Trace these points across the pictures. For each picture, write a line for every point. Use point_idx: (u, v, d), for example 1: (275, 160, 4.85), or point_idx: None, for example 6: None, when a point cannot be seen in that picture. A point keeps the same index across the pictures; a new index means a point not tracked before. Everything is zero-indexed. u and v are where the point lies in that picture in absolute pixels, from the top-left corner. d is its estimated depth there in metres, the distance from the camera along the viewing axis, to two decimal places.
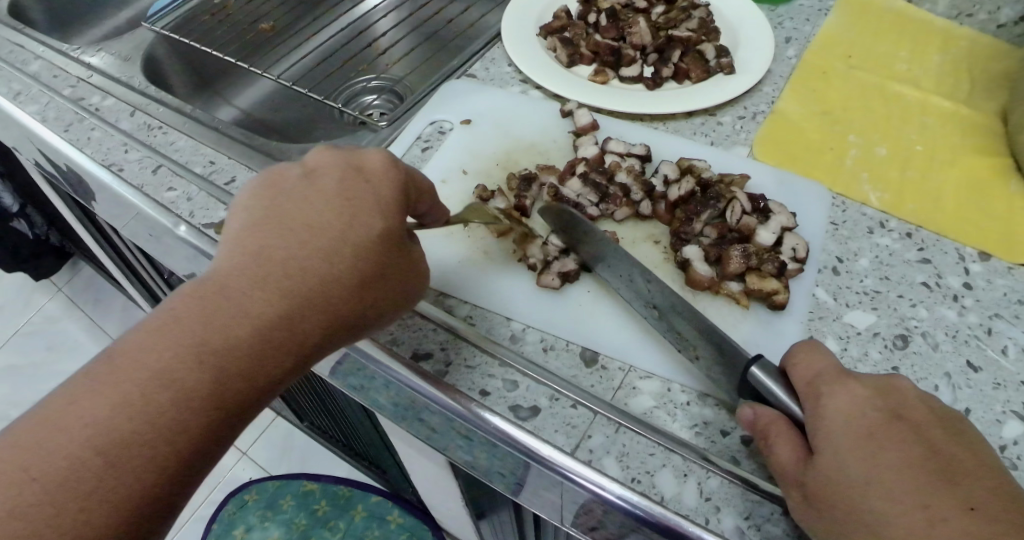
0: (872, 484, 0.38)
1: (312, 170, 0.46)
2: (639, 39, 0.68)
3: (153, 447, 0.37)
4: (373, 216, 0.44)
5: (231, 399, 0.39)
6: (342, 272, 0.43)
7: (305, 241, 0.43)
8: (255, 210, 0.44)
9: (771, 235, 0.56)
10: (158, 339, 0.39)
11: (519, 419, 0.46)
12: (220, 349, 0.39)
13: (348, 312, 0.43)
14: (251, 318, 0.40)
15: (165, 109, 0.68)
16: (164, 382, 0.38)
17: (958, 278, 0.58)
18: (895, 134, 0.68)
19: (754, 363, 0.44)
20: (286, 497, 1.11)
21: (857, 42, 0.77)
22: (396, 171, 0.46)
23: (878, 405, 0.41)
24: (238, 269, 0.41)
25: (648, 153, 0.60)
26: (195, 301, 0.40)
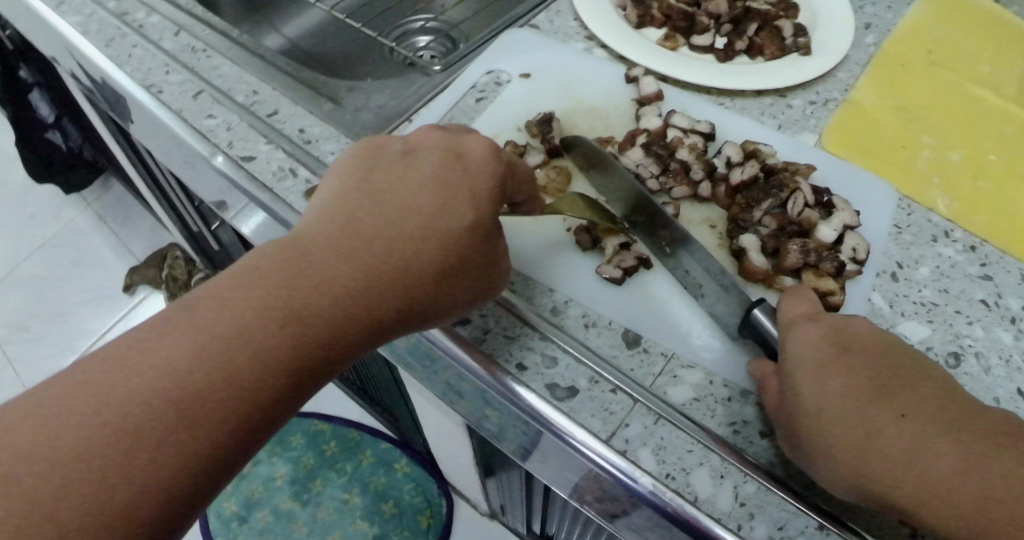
0: (839, 415, 0.39)
1: (412, 150, 0.45)
2: (715, 7, 0.64)
3: (227, 403, 0.35)
4: (465, 203, 0.43)
5: (306, 369, 0.38)
6: (431, 252, 0.41)
7: (396, 219, 0.42)
8: (348, 182, 0.43)
9: (833, 232, 0.53)
10: (243, 295, 0.37)
11: (556, 399, 0.44)
12: (304, 315, 0.38)
13: (432, 295, 0.42)
14: (336, 287, 0.39)
15: (210, 32, 0.65)
16: (244, 340, 0.36)
17: (1018, 300, 0.55)
18: (972, 140, 0.64)
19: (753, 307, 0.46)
20: (296, 435, 1.14)
21: (939, 35, 0.72)
22: (497, 161, 0.45)
23: (830, 337, 0.43)
24: (328, 237, 0.40)
25: (712, 132, 0.57)
26: (282, 261, 0.39)
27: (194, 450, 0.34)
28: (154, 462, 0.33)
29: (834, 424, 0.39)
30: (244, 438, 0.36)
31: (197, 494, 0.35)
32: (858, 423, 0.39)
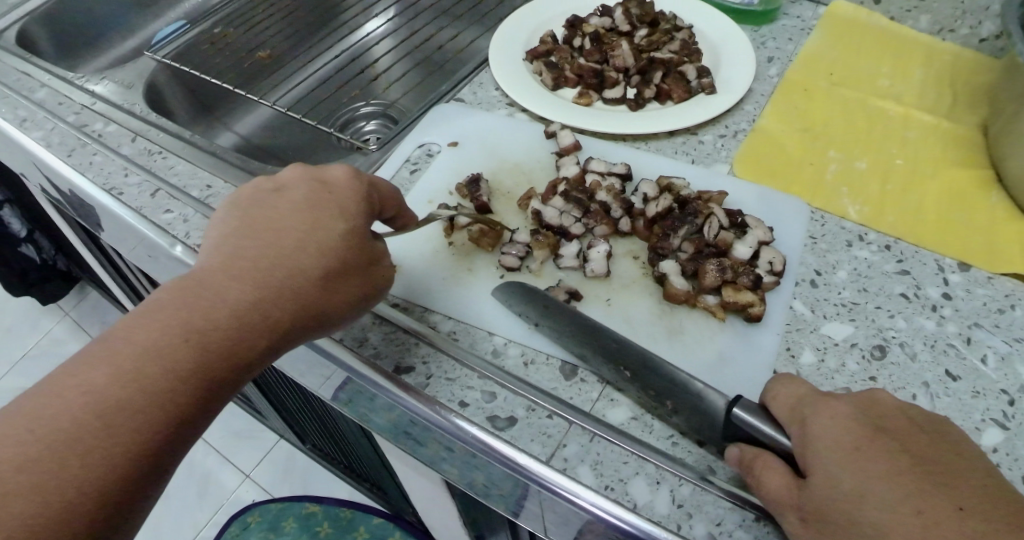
0: (863, 502, 0.38)
1: (282, 185, 0.50)
2: (622, 61, 0.70)
3: (139, 423, 0.40)
4: (336, 220, 0.48)
5: (213, 378, 0.43)
6: (314, 265, 0.47)
7: (276, 241, 0.47)
8: (230, 219, 0.48)
9: (748, 249, 0.57)
10: (146, 327, 0.42)
11: (496, 429, 0.48)
12: (200, 338, 0.43)
13: (319, 302, 0.47)
14: (230, 308, 0.44)
15: (164, 134, 0.72)
16: (150, 366, 0.41)
17: (936, 289, 0.59)
18: (877, 148, 0.69)
19: (737, 403, 0.44)
20: (288, 519, 1.13)
21: (839, 59, 0.78)
22: (359, 183, 0.50)
23: (858, 420, 0.41)
24: (222, 265, 0.46)
25: (628, 172, 0.62)
26: (177, 294, 0.44)
27: (113, 464, 0.39)
28: (85, 477, 0.39)
29: (851, 512, 0.38)
30: (163, 448, 0.41)
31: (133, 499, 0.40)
32: (879, 509, 0.38)
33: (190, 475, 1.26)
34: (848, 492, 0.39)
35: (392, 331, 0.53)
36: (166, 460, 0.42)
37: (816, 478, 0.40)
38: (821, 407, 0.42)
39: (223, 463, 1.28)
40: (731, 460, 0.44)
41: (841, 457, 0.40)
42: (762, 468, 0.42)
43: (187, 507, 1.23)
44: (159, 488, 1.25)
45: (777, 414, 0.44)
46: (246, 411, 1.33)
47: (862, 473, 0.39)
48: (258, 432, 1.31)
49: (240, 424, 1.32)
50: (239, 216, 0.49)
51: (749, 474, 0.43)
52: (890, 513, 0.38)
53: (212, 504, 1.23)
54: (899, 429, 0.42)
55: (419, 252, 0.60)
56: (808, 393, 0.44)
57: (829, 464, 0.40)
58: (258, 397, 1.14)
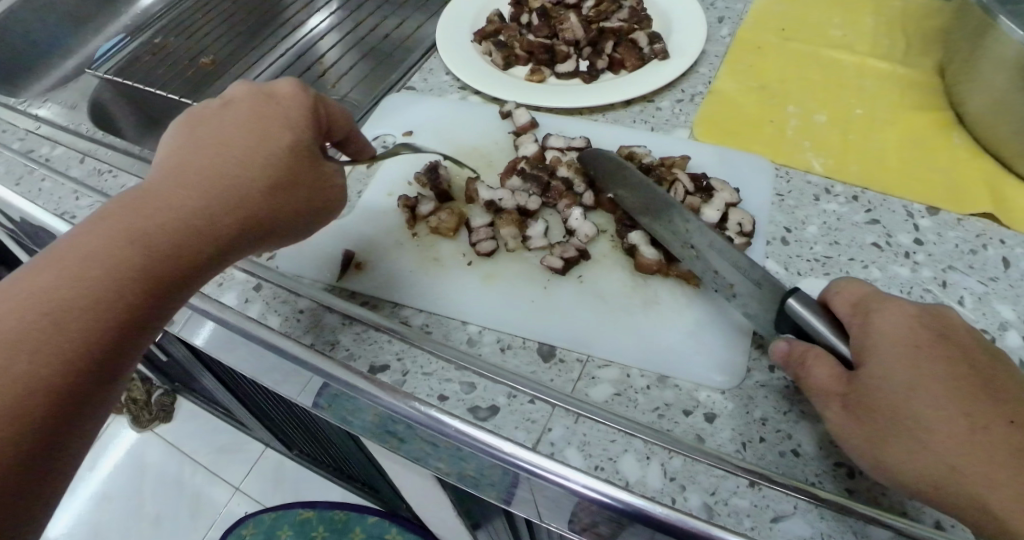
0: (914, 396, 0.39)
1: (228, 99, 0.48)
2: (571, 34, 0.69)
3: (53, 353, 0.38)
4: (281, 132, 0.46)
5: (159, 283, 0.42)
6: (240, 180, 0.45)
7: (221, 150, 0.45)
8: (178, 135, 0.47)
9: (716, 211, 0.56)
10: (65, 247, 0.40)
11: (479, 420, 0.47)
12: (116, 257, 0.40)
13: (261, 208, 0.45)
14: (149, 228, 0.42)
15: (112, 153, 0.71)
16: (53, 288, 0.39)
17: (908, 236, 0.58)
18: (835, 99, 0.68)
19: (791, 294, 0.45)
20: (283, 529, 1.11)
21: (790, 14, 0.77)
22: (306, 96, 0.48)
23: (925, 324, 0.41)
24: (146, 184, 0.44)
25: (588, 145, 0.61)
26: (127, 200, 0.43)
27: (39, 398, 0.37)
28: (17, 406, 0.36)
29: (900, 403, 0.39)
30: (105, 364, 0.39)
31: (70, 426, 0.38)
32: (936, 407, 0.38)
33: (180, 494, 1.23)
34: (901, 386, 0.39)
35: (363, 329, 0.52)
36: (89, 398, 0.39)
37: (871, 372, 0.40)
38: (888, 304, 0.42)
39: (212, 479, 1.25)
40: (778, 353, 0.44)
41: (898, 354, 0.40)
42: (815, 359, 0.42)
43: (178, 527, 1.20)
44: (150, 513, 1.21)
45: (837, 305, 0.44)
46: (229, 425, 1.30)
47: (919, 369, 0.39)
48: (244, 445, 1.28)
49: (225, 439, 1.29)
50: (182, 132, 0.47)
51: (800, 365, 0.43)
52: (942, 413, 0.38)
53: (204, 522, 1.20)
54: (959, 339, 0.41)
55: (386, 250, 0.58)
56: (873, 293, 0.44)
57: (888, 358, 0.40)
58: (239, 410, 1.11)
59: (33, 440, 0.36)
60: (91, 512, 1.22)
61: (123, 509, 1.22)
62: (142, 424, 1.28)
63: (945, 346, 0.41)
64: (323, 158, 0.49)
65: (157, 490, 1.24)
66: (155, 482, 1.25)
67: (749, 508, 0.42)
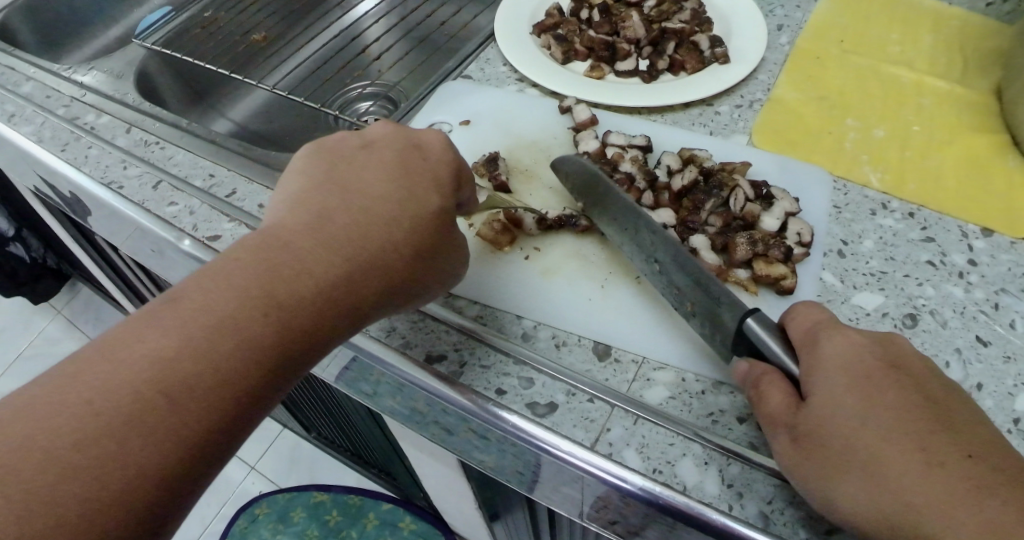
0: (865, 428, 0.38)
1: (371, 143, 0.48)
2: (634, 32, 0.69)
3: (166, 436, 0.35)
4: (430, 192, 0.46)
5: (287, 355, 0.40)
6: (386, 243, 0.44)
7: (365, 208, 0.44)
8: (314, 175, 0.46)
9: (776, 220, 0.57)
10: (188, 303, 0.38)
11: (538, 416, 0.47)
12: (248, 328, 0.38)
13: (401, 276, 0.44)
14: (286, 296, 0.40)
15: (160, 124, 0.71)
16: (176, 359, 0.37)
17: (962, 255, 0.57)
18: (893, 114, 0.68)
19: (750, 316, 0.45)
20: (297, 509, 1.12)
21: (850, 27, 0.77)
22: (453, 156, 0.48)
23: (876, 353, 0.41)
24: (280, 233, 0.42)
25: (648, 144, 0.62)
26: (260, 252, 0.41)
27: (155, 474, 0.35)
28: (126, 484, 0.34)
29: (848, 435, 0.38)
30: (226, 437, 0.38)
31: (180, 500, 0.36)
32: (888, 438, 0.38)
33: None
34: (854, 415, 0.39)
35: (421, 318, 0.52)
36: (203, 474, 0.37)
37: (818, 399, 0.40)
38: (837, 333, 0.42)
39: None
40: (739, 374, 0.44)
41: (849, 386, 0.40)
42: (766, 386, 0.42)
43: None
44: None
45: (791, 335, 0.44)
46: None
47: (870, 399, 0.39)
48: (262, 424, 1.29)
49: None
50: (321, 176, 0.46)
51: (754, 391, 0.43)
52: (893, 445, 0.37)
53: (218, 499, 1.21)
54: (914, 371, 0.41)
55: None
56: (825, 319, 0.43)
57: (837, 387, 0.40)
58: None
59: (144, 515, 0.35)
60: None
61: None
62: None
63: (899, 377, 0.40)
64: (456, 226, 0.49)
65: None
66: None
67: (805, 520, 0.42)
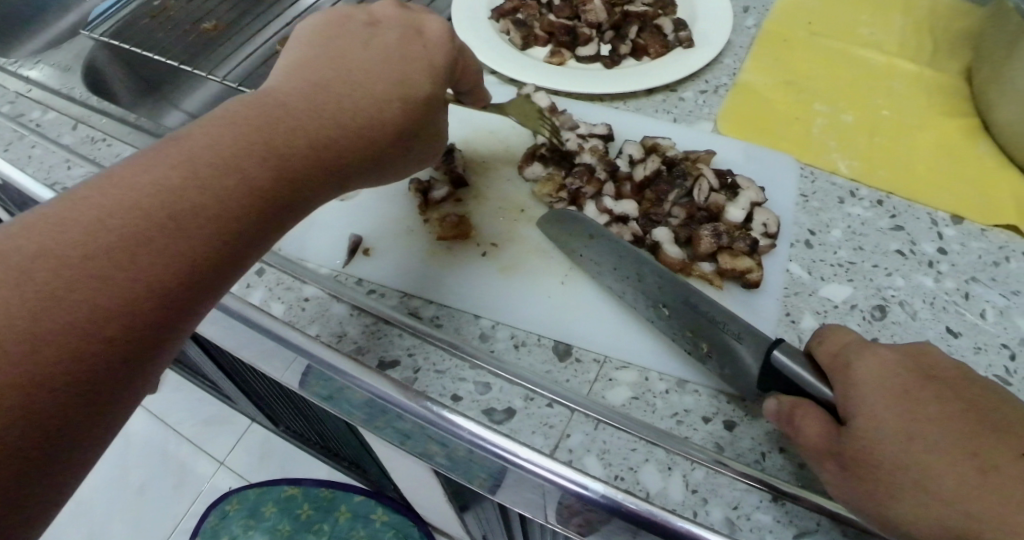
0: (915, 449, 0.36)
1: (377, 22, 0.48)
2: (594, 16, 0.66)
3: (152, 263, 0.35)
4: (424, 77, 0.46)
5: (272, 203, 0.39)
6: (375, 114, 0.44)
7: (359, 81, 0.44)
8: (313, 49, 0.46)
9: (741, 211, 0.55)
10: (191, 143, 0.39)
11: (495, 423, 0.45)
12: (238, 168, 0.38)
13: (383, 145, 0.44)
14: (280, 142, 0.40)
15: (107, 120, 0.67)
16: (186, 186, 0.37)
17: (932, 244, 0.56)
18: (862, 98, 0.66)
19: (776, 346, 0.42)
20: (268, 504, 1.10)
21: (817, 8, 0.75)
22: (451, 44, 0.48)
23: (907, 365, 0.40)
24: (275, 93, 0.42)
25: (610, 133, 0.60)
26: (257, 109, 0.41)
27: (128, 311, 0.34)
28: (91, 316, 0.33)
29: (901, 462, 0.36)
30: (208, 280, 0.37)
31: (161, 345, 0.35)
32: (935, 456, 0.36)
33: (165, 467, 1.21)
34: (902, 439, 0.37)
35: (372, 322, 0.50)
36: (181, 322, 0.36)
37: (860, 422, 0.38)
38: (866, 351, 0.40)
39: (199, 454, 1.22)
40: (768, 413, 0.41)
41: (887, 405, 0.38)
42: (802, 418, 0.40)
43: (164, 500, 1.18)
44: (134, 485, 1.19)
45: (817, 357, 0.41)
46: (216, 398, 1.26)
47: (914, 417, 0.37)
48: (231, 420, 1.26)
49: (213, 412, 1.27)
50: (313, 51, 0.46)
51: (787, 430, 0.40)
52: (945, 464, 0.36)
53: (188, 496, 1.18)
54: (951, 378, 0.40)
55: (397, 236, 0.56)
56: (852, 338, 0.41)
57: (878, 412, 0.38)
58: (227, 384, 1.09)
59: (115, 359, 0.33)
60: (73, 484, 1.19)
61: (105, 479, 1.19)
62: None
63: (936, 388, 0.39)
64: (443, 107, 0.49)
65: (142, 462, 1.21)
66: (140, 454, 1.22)
67: (771, 524, 0.41)
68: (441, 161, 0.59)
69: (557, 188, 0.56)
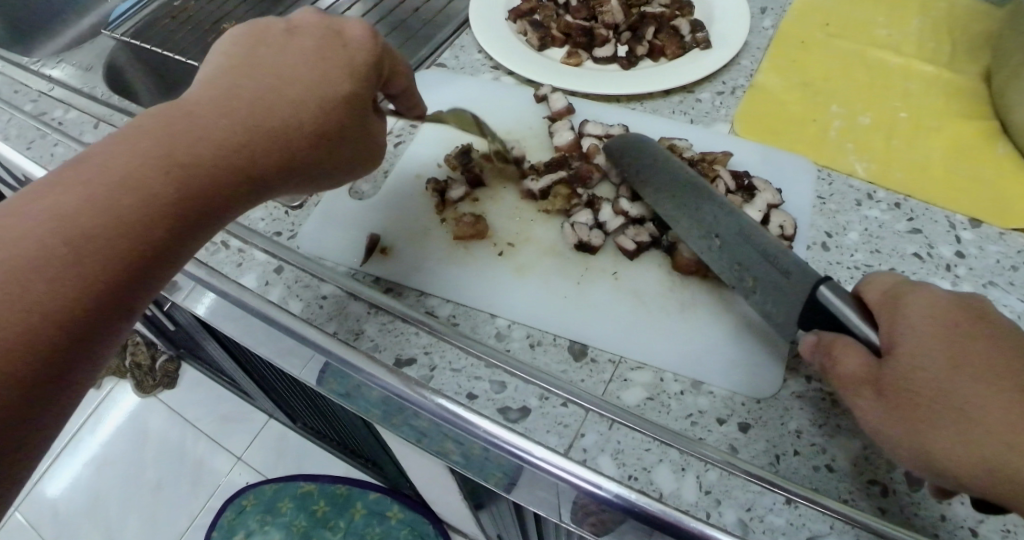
0: (958, 380, 0.37)
1: (296, 26, 0.47)
2: (611, 18, 0.67)
3: (63, 284, 0.36)
4: (343, 78, 0.45)
5: (185, 214, 0.40)
6: (290, 119, 0.43)
7: (272, 87, 0.43)
8: (232, 55, 0.45)
9: (758, 212, 0.55)
10: (87, 165, 0.38)
11: (509, 421, 0.45)
12: (144, 182, 0.38)
13: (303, 151, 0.44)
14: (185, 155, 0.40)
15: (128, 119, 0.68)
16: (81, 209, 0.37)
17: (949, 248, 0.55)
18: (879, 99, 0.66)
19: (822, 283, 0.43)
20: (284, 500, 1.11)
21: (836, 10, 0.74)
22: (376, 43, 0.47)
23: (961, 302, 0.39)
24: (185, 106, 0.42)
25: (626, 134, 0.60)
26: (162, 122, 0.41)
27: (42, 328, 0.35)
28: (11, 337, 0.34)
29: (943, 389, 0.37)
30: (121, 292, 0.37)
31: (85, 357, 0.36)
32: (980, 388, 0.36)
33: (181, 462, 1.22)
34: (948, 370, 0.37)
35: (389, 320, 0.50)
36: (96, 333, 0.37)
37: (904, 351, 0.38)
38: (919, 288, 0.40)
39: (214, 448, 1.23)
40: (806, 345, 0.43)
41: (935, 333, 0.38)
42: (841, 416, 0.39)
43: (181, 495, 1.19)
44: (151, 479, 1.20)
45: (869, 299, 0.42)
46: (233, 393, 1.28)
47: (962, 350, 0.37)
48: (247, 416, 1.27)
49: (228, 407, 1.28)
50: (234, 57, 0.45)
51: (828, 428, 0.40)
52: (989, 396, 0.36)
53: (205, 491, 1.19)
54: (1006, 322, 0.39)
55: (414, 236, 0.56)
56: (903, 281, 0.41)
57: (923, 339, 0.38)
58: (244, 379, 1.10)
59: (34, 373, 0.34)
60: (91, 477, 1.21)
61: (123, 473, 1.21)
62: (145, 390, 1.27)
63: (990, 327, 0.38)
64: (369, 110, 0.48)
65: (159, 456, 1.23)
66: (157, 449, 1.23)
67: (786, 526, 0.41)
68: (456, 162, 0.59)
69: (568, 199, 0.56)
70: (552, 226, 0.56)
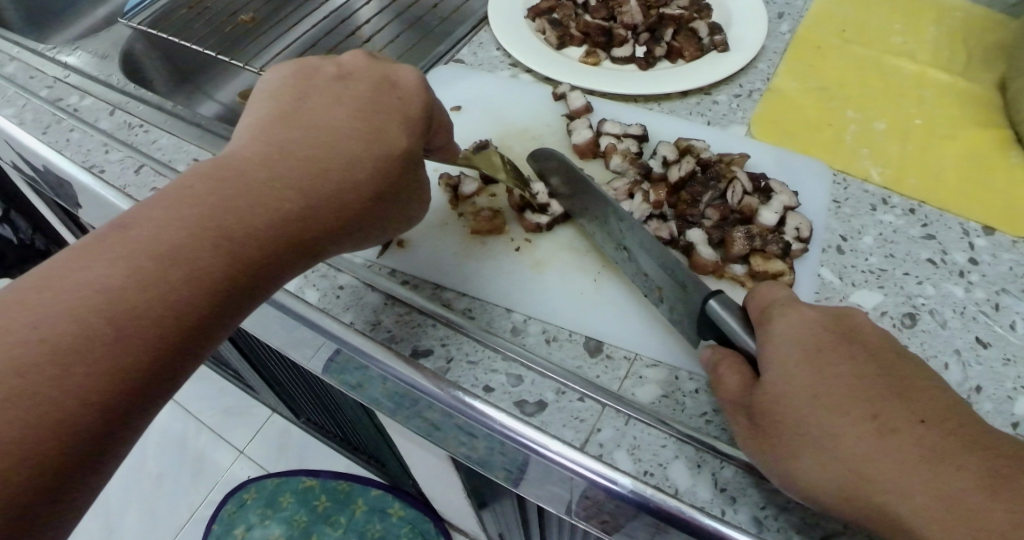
0: (814, 407, 0.38)
1: (346, 75, 0.47)
2: (630, 18, 0.67)
3: (111, 360, 0.34)
4: (400, 132, 0.45)
5: (236, 283, 0.39)
6: (345, 181, 0.43)
7: (328, 145, 0.43)
8: (278, 107, 0.45)
9: (774, 214, 0.55)
10: (139, 234, 0.37)
11: (525, 415, 0.45)
12: (195, 253, 0.37)
13: (359, 212, 0.43)
14: (238, 223, 0.39)
15: (143, 106, 0.68)
16: (127, 284, 0.36)
17: (963, 254, 0.55)
18: (894, 106, 0.66)
19: (712, 298, 0.45)
20: (285, 495, 1.11)
21: (852, 17, 0.75)
22: (426, 94, 0.48)
23: (827, 328, 0.41)
24: (236, 166, 0.41)
25: (644, 134, 0.60)
26: (214, 182, 0.40)
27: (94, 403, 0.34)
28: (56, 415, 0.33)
29: (800, 420, 0.38)
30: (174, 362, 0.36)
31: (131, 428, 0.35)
32: (839, 417, 0.37)
33: (183, 455, 1.22)
34: (802, 398, 0.38)
35: (406, 312, 0.50)
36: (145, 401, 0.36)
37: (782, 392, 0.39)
38: (788, 310, 0.42)
39: (216, 442, 1.24)
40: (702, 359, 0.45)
41: (797, 360, 0.40)
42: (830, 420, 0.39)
43: (180, 488, 1.19)
44: (151, 471, 1.20)
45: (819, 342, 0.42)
46: (237, 387, 1.28)
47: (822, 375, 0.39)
48: (249, 409, 1.27)
49: (231, 400, 1.28)
50: (281, 110, 0.45)
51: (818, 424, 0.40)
52: (844, 419, 0.37)
53: (205, 484, 1.19)
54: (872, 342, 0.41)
55: (430, 229, 0.56)
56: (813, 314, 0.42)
57: (786, 367, 0.40)
58: (249, 373, 1.10)
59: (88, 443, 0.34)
60: None
61: (123, 466, 1.21)
62: None
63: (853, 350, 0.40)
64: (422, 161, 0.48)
65: (160, 448, 1.23)
66: (159, 441, 1.24)
67: (797, 524, 0.41)
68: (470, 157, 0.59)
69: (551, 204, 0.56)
70: (569, 222, 0.56)
